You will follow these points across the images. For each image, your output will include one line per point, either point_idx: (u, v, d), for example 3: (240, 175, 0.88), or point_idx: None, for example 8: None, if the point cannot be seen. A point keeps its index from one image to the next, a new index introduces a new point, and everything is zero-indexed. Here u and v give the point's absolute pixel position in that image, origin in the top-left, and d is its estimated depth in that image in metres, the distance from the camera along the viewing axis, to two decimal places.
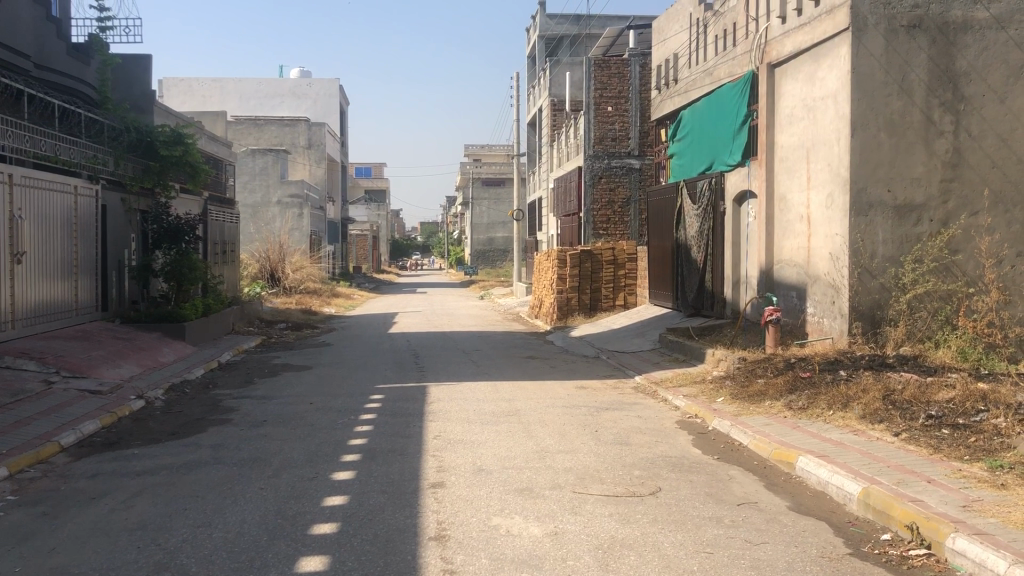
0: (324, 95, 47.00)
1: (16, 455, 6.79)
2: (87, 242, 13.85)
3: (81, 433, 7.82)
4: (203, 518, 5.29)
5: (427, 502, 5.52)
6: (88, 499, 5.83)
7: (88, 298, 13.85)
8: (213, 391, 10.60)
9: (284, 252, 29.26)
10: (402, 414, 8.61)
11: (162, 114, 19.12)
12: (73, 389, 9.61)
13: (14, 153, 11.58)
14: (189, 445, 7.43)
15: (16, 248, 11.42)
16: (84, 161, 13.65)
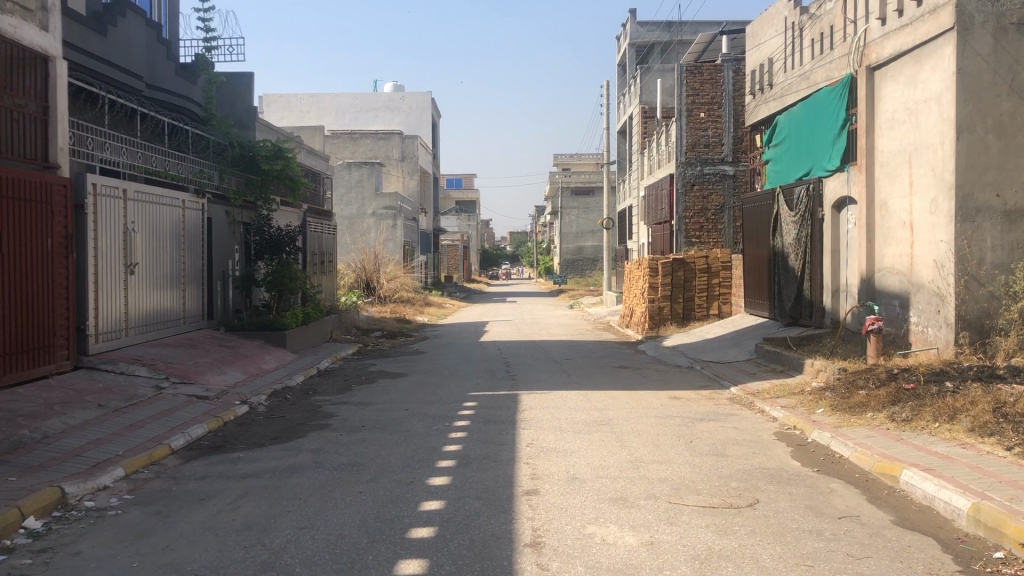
0: (416, 108, 48.15)
1: (131, 457, 7.14)
2: (195, 253, 14.42)
3: (190, 436, 8.14)
4: (306, 520, 5.45)
5: (522, 509, 5.57)
6: (198, 500, 6.09)
7: (195, 307, 14.43)
8: (313, 397, 10.89)
9: (379, 262, 29.85)
10: (495, 422, 8.68)
11: (263, 130, 19.77)
12: (182, 395, 10.03)
13: (126, 169, 12.14)
14: (292, 449, 7.67)
15: (129, 259, 11.97)
16: (190, 175, 14.23)
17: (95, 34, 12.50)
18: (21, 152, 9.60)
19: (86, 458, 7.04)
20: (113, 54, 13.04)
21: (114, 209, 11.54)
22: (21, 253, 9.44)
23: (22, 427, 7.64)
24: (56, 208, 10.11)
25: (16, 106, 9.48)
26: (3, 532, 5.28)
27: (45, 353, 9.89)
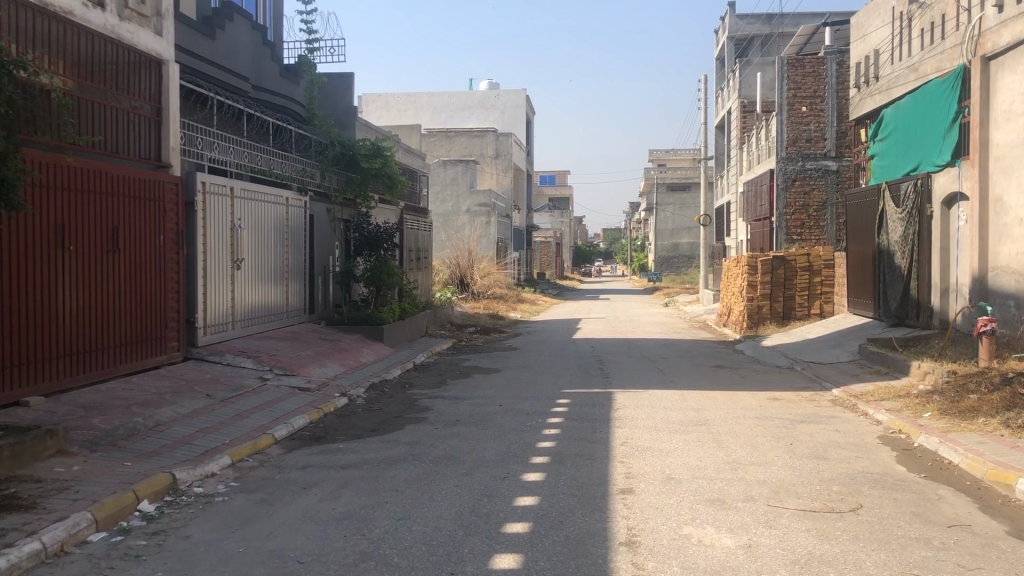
0: (511, 106, 48.53)
1: (236, 446, 7.40)
2: (297, 250, 14.85)
3: (292, 427, 8.39)
4: (403, 511, 5.56)
5: (617, 508, 5.54)
6: (300, 489, 6.27)
7: (297, 302, 14.86)
8: (409, 391, 11.08)
9: (473, 258, 30.14)
10: (589, 420, 8.66)
11: (362, 129, 20.19)
12: (285, 386, 10.34)
13: (233, 167, 12.57)
14: (389, 441, 7.83)
15: (235, 255, 12.41)
16: (293, 174, 14.65)
17: (204, 38, 12.98)
18: (136, 153, 10.04)
19: (196, 446, 7.34)
20: (221, 57, 13.52)
21: (221, 207, 11.97)
22: (135, 248, 9.88)
23: (137, 415, 8.01)
24: (167, 205, 10.54)
25: (131, 108, 9.91)
26: (119, 514, 5.56)
27: (157, 344, 10.35)
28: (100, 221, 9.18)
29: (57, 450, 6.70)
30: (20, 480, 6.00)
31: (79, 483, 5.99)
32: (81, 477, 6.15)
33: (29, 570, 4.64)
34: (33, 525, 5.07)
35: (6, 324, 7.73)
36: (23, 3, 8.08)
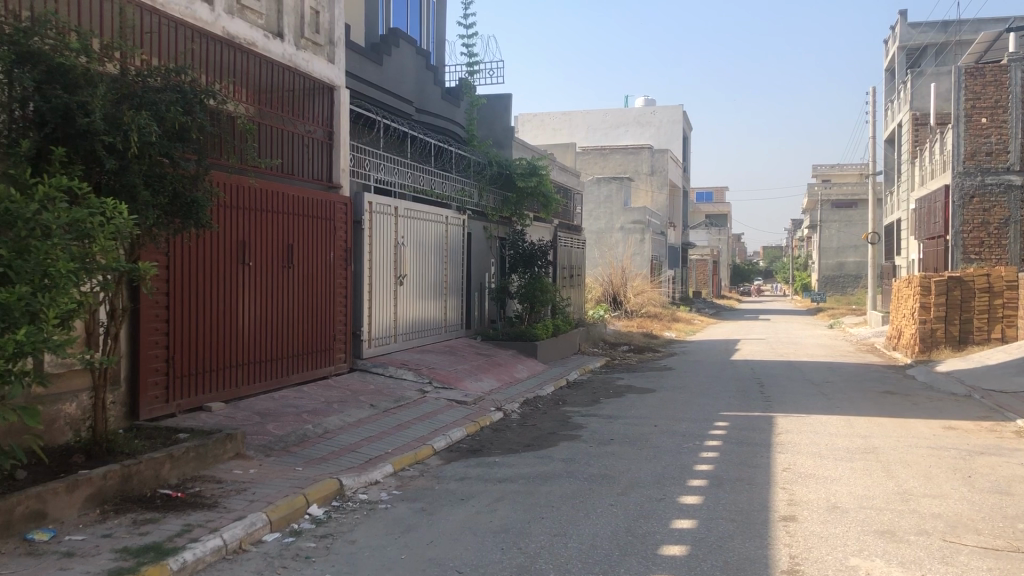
0: (667, 122, 48.10)
1: (398, 455, 7.67)
2: (455, 266, 15.25)
3: (450, 439, 8.61)
4: (559, 527, 5.59)
5: (778, 535, 5.38)
6: (458, 500, 6.43)
7: (454, 317, 15.24)
8: (563, 408, 11.13)
9: (627, 276, 29.97)
10: (749, 443, 8.44)
11: (519, 148, 20.55)
12: (443, 399, 10.62)
13: (397, 188, 13.08)
14: (544, 457, 7.90)
15: (398, 271, 12.89)
16: (453, 194, 15.08)
17: (373, 64, 13.59)
18: (310, 174, 10.62)
19: (360, 454, 7.65)
20: (388, 83, 14.12)
21: (386, 226, 12.47)
22: (308, 264, 10.45)
23: (306, 422, 8.43)
24: (337, 223, 11.08)
25: (306, 132, 10.49)
26: (292, 516, 5.87)
27: (326, 355, 10.88)
28: (277, 239, 9.77)
29: (236, 452, 7.16)
30: (203, 479, 6.45)
31: (255, 485, 6.37)
32: (256, 479, 6.54)
33: (212, 564, 4.98)
34: (216, 522, 5.44)
35: (192, 335, 8.34)
36: (212, 37, 8.73)
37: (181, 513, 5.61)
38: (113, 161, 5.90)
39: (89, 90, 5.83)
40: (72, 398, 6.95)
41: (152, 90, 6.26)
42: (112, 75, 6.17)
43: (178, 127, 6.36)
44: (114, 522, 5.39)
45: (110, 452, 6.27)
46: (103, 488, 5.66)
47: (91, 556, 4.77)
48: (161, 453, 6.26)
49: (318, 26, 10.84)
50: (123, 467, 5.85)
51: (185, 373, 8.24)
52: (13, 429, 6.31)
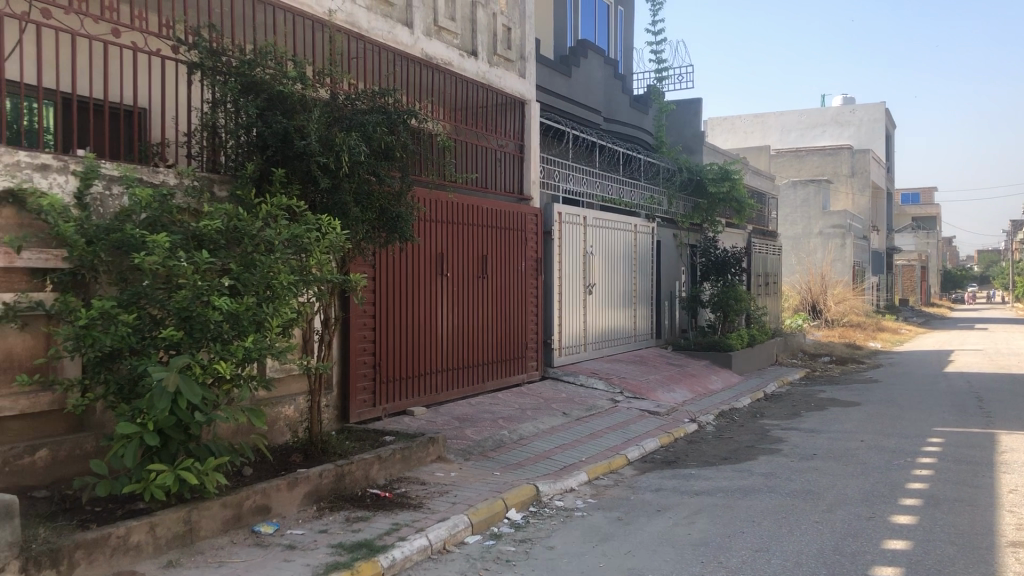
0: (868, 120, 45.98)
1: (593, 464, 7.71)
2: (645, 274, 15.17)
3: (644, 449, 8.56)
4: (761, 543, 5.42)
5: (1006, 562, 4.96)
6: (655, 511, 6.38)
7: (644, 326, 15.16)
8: (761, 421, 10.78)
9: (827, 282, 28.66)
10: (968, 462, 7.84)
11: (711, 153, 20.16)
12: (635, 409, 10.55)
13: (586, 198, 13.18)
14: (742, 471, 7.69)
15: (587, 280, 12.97)
16: (642, 202, 15.02)
17: (563, 76, 13.76)
18: (503, 187, 10.89)
19: (556, 461, 7.75)
20: (578, 93, 14.23)
21: (576, 235, 12.61)
22: (501, 274, 10.73)
23: (503, 428, 8.64)
24: (528, 234, 11.30)
25: (499, 146, 10.76)
26: (492, 519, 6.03)
27: (519, 364, 11.11)
28: (472, 250, 10.07)
29: (438, 456, 7.44)
30: (408, 481, 6.75)
31: (457, 487, 6.59)
32: (457, 482, 6.77)
33: (419, 563, 5.19)
34: (422, 522, 5.68)
35: (395, 343, 8.75)
36: (412, 59, 9.15)
37: (389, 512, 5.90)
38: (327, 181, 6.29)
39: (305, 114, 6.26)
40: (290, 401, 7.46)
41: (361, 112, 6.63)
42: (325, 100, 6.59)
43: (384, 146, 6.71)
44: (329, 518, 5.74)
45: (324, 451, 6.69)
46: (320, 486, 6.04)
47: (310, 549, 5.10)
48: (370, 454, 6.61)
49: (510, 42, 11.13)
50: (337, 466, 6.22)
51: (390, 380, 8.66)
52: (240, 428, 6.86)
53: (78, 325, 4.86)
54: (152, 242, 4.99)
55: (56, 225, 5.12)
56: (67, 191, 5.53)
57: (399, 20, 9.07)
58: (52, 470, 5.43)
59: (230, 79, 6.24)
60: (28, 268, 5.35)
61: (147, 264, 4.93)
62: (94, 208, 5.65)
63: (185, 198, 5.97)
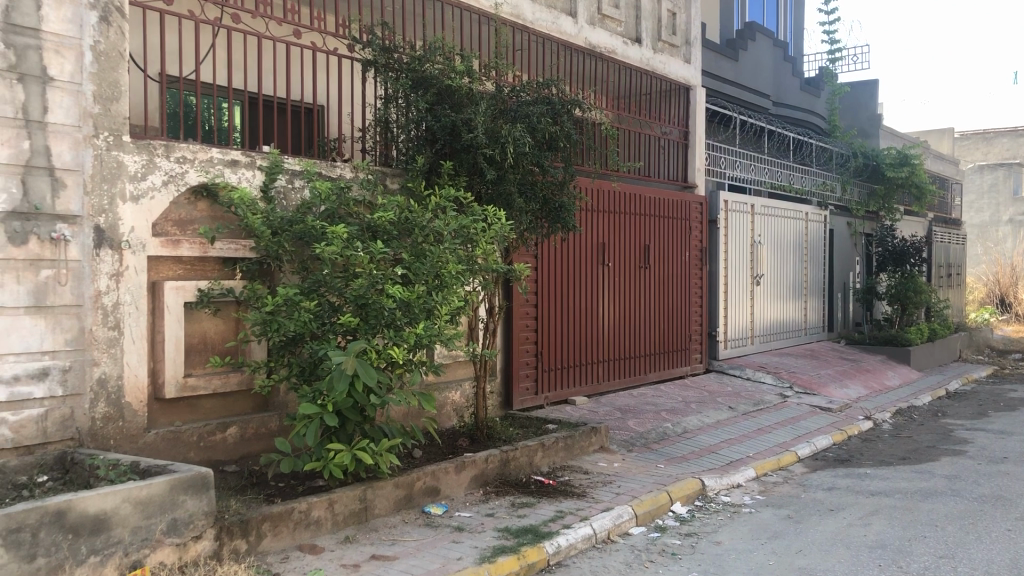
0: None
1: (761, 460, 7.50)
2: (816, 265, 14.61)
3: (815, 446, 8.25)
4: (946, 549, 5.10)
5: None
6: (828, 510, 6.12)
7: (815, 318, 14.60)
8: (944, 420, 10.14)
9: (1018, 274, 26.50)
10: None
11: (889, 137, 19.08)
12: (806, 404, 10.16)
13: (754, 185, 12.81)
14: (923, 473, 7.25)
15: (755, 270, 12.62)
16: (814, 188, 14.51)
17: (730, 60, 13.38)
18: (666, 175, 10.73)
19: (722, 456, 7.59)
20: (746, 77, 13.81)
21: (743, 224, 12.29)
22: (664, 263, 10.60)
23: (666, 421, 8.53)
24: (692, 223, 11.09)
25: (663, 134, 10.60)
26: (656, 512, 5.97)
27: (682, 355, 10.94)
28: (635, 240, 10.00)
29: (601, 446, 7.44)
30: (572, 469, 6.79)
31: (620, 478, 6.57)
32: (621, 473, 6.74)
33: (584, 551, 5.22)
34: (586, 511, 5.69)
35: (558, 332, 8.82)
36: (575, 49, 9.16)
37: (554, 499, 5.95)
38: (493, 172, 6.38)
39: (472, 107, 6.38)
40: (457, 386, 7.65)
41: (526, 103, 6.68)
42: (491, 93, 6.68)
43: (548, 136, 6.76)
44: (495, 503, 5.86)
45: (490, 437, 6.85)
46: (486, 471, 6.18)
47: (478, 532, 5.22)
48: (534, 441, 6.69)
49: (675, 28, 10.92)
50: (502, 452, 6.33)
51: (554, 368, 8.75)
52: (411, 412, 7.10)
53: (264, 311, 5.19)
54: (331, 234, 5.24)
55: (245, 217, 5.45)
56: (254, 185, 5.87)
57: (563, 10, 9.09)
58: (241, 446, 5.80)
59: (402, 75, 6.47)
60: (221, 258, 5.75)
61: (326, 255, 5.18)
62: (278, 201, 5.99)
63: (360, 191, 6.24)
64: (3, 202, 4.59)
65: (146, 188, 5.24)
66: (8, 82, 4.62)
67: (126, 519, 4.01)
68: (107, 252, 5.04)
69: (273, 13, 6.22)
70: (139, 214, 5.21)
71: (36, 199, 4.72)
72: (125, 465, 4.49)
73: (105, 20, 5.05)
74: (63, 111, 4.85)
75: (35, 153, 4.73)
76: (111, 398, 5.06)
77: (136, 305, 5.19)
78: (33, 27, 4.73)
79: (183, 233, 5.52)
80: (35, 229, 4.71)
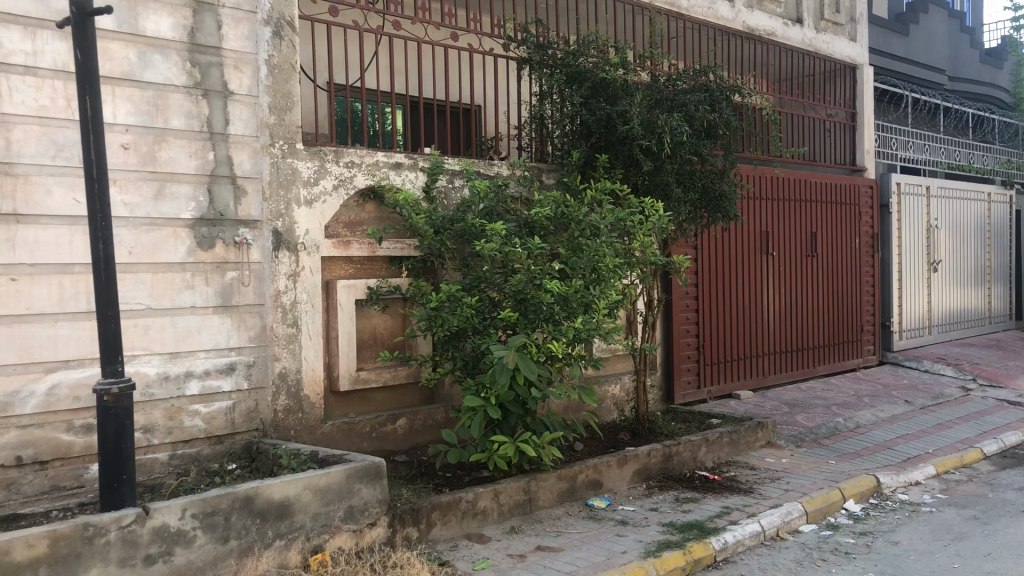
0: None
1: (943, 457, 7.08)
2: (1000, 249, 13.63)
3: (1004, 442, 7.70)
4: None
5: None
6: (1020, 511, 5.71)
7: (1001, 306, 13.63)
8: None
9: None
10: None
11: None
12: (992, 398, 9.51)
13: (928, 166, 12.10)
14: None
15: (932, 256, 11.91)
16: (997, 166, 13.55)
17: (900, 35, 12.64)
18: (832, 159, 10.28)
19: (899, 451, 7.23)
20: (919, 52, 13.02)
21: (918, 207, 11.62)
22: (832, 251, 10.17)
23: (837, 416, 8.20)
24: (862, 207, 10.59)
25: (828, 116, 10.14)
26: (829, 509, 5.76)
27: (853, 347, 10.47)
28: (800, 227, 9.65)
29: (767, 441, 7.25)
30: (737, 464, 6.65)
31: (789, 474, 6.37)
32: (790, 469, 6.54)
33: (752, 548, 5.11)
34: (754, 507, 5.56)
35: (720, 324, 8.65)
36: (733, 33, 8.91)
37: (720, 495, 5.86)
38: (650, 163, 6.31)
39: (627, 99, 6.36)
40: (618, 380, 7.64)
41: (683, 92, 6.57)
42: (646, 83, 6.62)
43: (706, 124, 6.61)
44: (659, 497, 5.82)
45: (651, 431, 6.82)
46: (649, 465, 6.15)
47: (642, 526, 5.21)
48: (698, 436, 6.59)
49: (839, 5, 10.36)
50: (665, 447, 6.28)
51: (716, 361, 8.58)
52: (572, 406, 7.16)
53: (429, 307, 5.37)
54: (490, 231, 5.35)
55: (410, 217, 5.65)
56: (417, 186, 6.08)
57: None
58: (410, 437, 6.03)
59: (556, 71, 6.54)
60: (388, 257, 5.98)
61: (486, 251, 5.30)
62: (440, 200, 6.17)
63: (518, 188, 6.34)
64: (193, 210, 4.96)
65: (318, 192, 5.52)
66: (195, 98, 4.99)
67: (308, 506, 4.25)
68: (285, 253, 5.34)
69: (432, 17, 6.40)
70: (313, 217, 5.49)
71: (221, 205, 5.08)
72: (305, 454, 4.76)
73: (277, 35, 5.35)
74: (242, 122, 5.19)
75: (219, 163, 5.08)
76: (292, 391, 5.37)
77: (312, 303, 5.48)
78: (215, 45, 5.08)
79: (352, 234, 5.78)
80: (220, 234, 5.07)
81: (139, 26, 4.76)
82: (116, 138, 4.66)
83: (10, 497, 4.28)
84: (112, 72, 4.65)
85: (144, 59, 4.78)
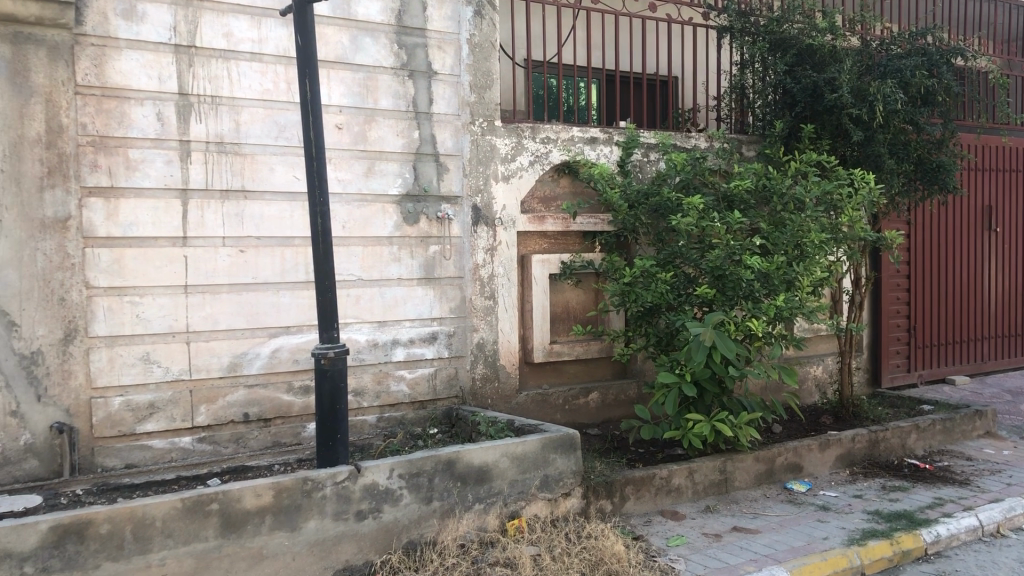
0: None
1: None
2: None
3: None
4: None
5: None
6: None
7: None
8: None
9: None
10: None
11: None
12: None
13: None
14: None
15: None
16: None
17: None
18: None
19: None
20: None
21: None
22: None
23: None
24: None
25: None
26: None
27: None
28: None
29: (986, 431, 6.74)
30: (952, 454, 6.23)
31: (1012, 467, 5.90)
32: (1012, 462, 6.05)
33: (968, 543, 4.79)
34: (970, 500, 5.20)
35: (933, 304, 8.11)
36: None
37: (931, 485, 5.51)
38: (860, 133, 5.97)
39: (836, 65, 6.03)
40: (820, 361, 7.32)
41: (897, 56, 6.17)
42: (857, 48, 6.27)
43: (924, 90, 6.15)
44: (864, 484, 5.55)
45: (856, 416, 6.51)
46: (852, 451, 5.88)
47: (845, 513, 5.00)
48: (907, 422, 6.23)
49: None
50: (871, 432, 5.99)
51: (928, 344, 8.06)
52: (770, 386, 6.95)
53: (623, 282, 5.37)
54: (688, 205, 5.27)
55: (605, 192, 5.66)
56: (613, 160, 6.07)
57: None
58: (603, 410, 6.08)
59: (759, 39, 6.31)
60: (582, 232, 6.01)
61: (682, 226, 5.23)
62: (635, 174, 6.14)
63: (717, 161, 6.20)
64: (399, 186, 5.19)
65: (515, 168, 5.63)
66: (401, 78, 5.20)
67: (506, 472, 4.38)
68: (484, 228, 5.50)
69: None
70: (510, 192, 5.61)
71: (425, 182, 5.28)
72: (503, 423, 4.90)
73: (478, 15, 5.48)
74: (445, 101, 5.36)
75: (423, 141, 5.28)
76: (489, 360, 5.54)
77: (508, 276, 5.62)
78: (420, 27, 5.26)
79: (548, 209, 5.86)
80: (424, 209, 5.28)
81: (352, 11, 5.00)
82: (331, 119, 4.94)
83: (239, 450, 4.67)
84: (328, 56, 4.93)
85: (356, 42, 5.03)
